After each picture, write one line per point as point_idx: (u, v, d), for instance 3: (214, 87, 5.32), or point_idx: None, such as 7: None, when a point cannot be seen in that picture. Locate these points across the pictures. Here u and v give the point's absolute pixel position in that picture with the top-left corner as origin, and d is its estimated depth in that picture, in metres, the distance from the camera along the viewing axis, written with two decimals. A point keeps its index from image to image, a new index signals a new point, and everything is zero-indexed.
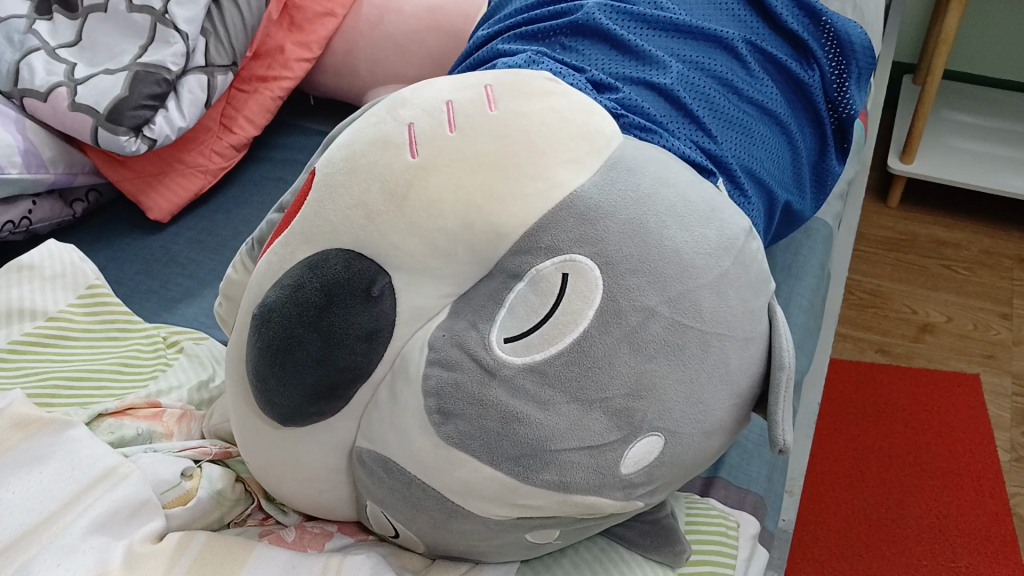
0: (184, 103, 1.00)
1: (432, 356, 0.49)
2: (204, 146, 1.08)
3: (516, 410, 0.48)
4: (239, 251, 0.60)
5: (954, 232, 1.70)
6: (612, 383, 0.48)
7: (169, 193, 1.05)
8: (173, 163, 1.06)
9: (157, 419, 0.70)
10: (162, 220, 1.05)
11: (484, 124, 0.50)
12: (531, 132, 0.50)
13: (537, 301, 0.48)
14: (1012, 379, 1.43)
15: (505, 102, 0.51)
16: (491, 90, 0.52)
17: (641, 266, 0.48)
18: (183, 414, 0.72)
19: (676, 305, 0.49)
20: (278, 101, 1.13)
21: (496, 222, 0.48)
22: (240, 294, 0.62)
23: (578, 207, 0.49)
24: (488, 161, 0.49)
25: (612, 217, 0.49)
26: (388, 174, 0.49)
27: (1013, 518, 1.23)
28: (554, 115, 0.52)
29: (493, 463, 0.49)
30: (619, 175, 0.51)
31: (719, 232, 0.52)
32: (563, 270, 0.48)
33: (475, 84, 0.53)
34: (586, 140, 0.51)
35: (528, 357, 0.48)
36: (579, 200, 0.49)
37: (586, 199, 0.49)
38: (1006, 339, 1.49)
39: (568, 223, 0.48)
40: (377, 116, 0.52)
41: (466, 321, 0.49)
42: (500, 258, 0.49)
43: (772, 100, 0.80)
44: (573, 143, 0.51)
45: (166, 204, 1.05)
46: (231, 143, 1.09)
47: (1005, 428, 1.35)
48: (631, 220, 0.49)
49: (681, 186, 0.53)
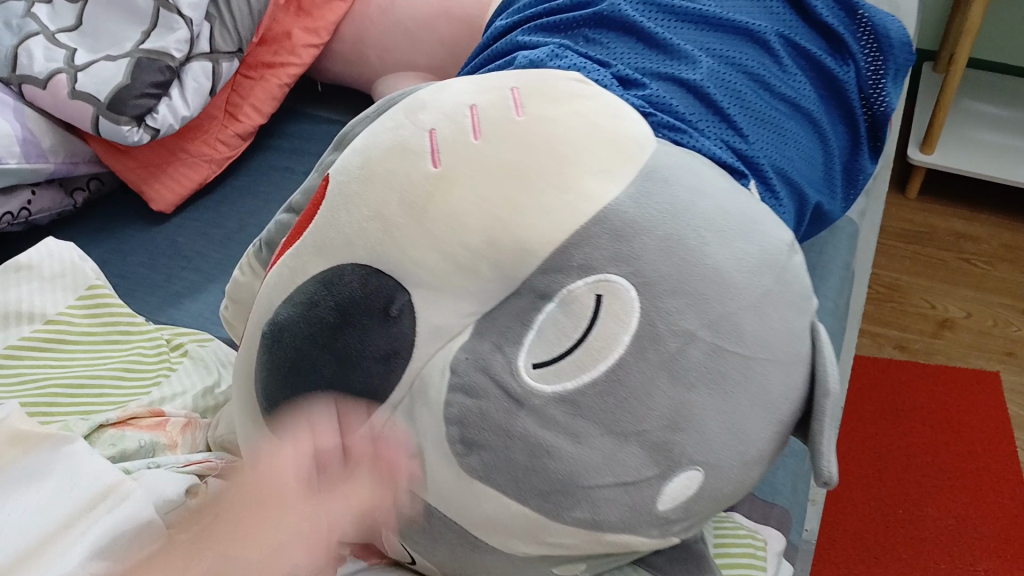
0: (188, 92, 0.97)
1: (454, 381, 0.45)
2: (208, 134, 1.04)
3: (546, 443, 0.44)
4: (245, 252, 0.59)
5: (974, 225, 1.69)
6: (649, 415, 0.44)
7: (173, 183, 1.02)
8: (177, 152, 1.02)
9: (160, 429, 0.67)
10: (165, 211, 1.02)
11: (509, 131, 0.47)
12: (562, 140, 0.47)
13: (569, 324, 0.44)
14: None
15: (531, 106, 0.48)
16: (517, 93, 0.49)
17: (680, 287, 0.45)
18: (187, 423, 0.68)
19: (717, 329, 0.45)
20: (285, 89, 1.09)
21: (522, 238, 0.45)
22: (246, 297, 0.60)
23: (613, 222, 0.45)
24: (513, 171, 0.45)
25: (649, 232, 0.45)
26: (406, 184, 0.46)
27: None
28: (582, 120, 0.48)
29: (520, 498, 0.45)
30: (655, 187, 0.47)
31: (761, 247, 0.48)
32: (597, 291, 0.44)
33: (498, 88, 0.49)
34: (614, 147, 0.47)
35: (558, 386, 0.44)
36: (614, 215, 0.45)
37: (620, 214, 0.45)
38: None
39: (601, 240, 0.45)
40: (394, 120, 0.49)
41: (492, 331, 0.46)
42: (527, 276, 0.45)
43: (805, 97, 0.76)
44: (604, 152, 0.47)
45: (169, 195, 1.02)
46: (236, 132, 1.06)
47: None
48: (669, 236, 0.45)
49: (720, 198, 0.49)
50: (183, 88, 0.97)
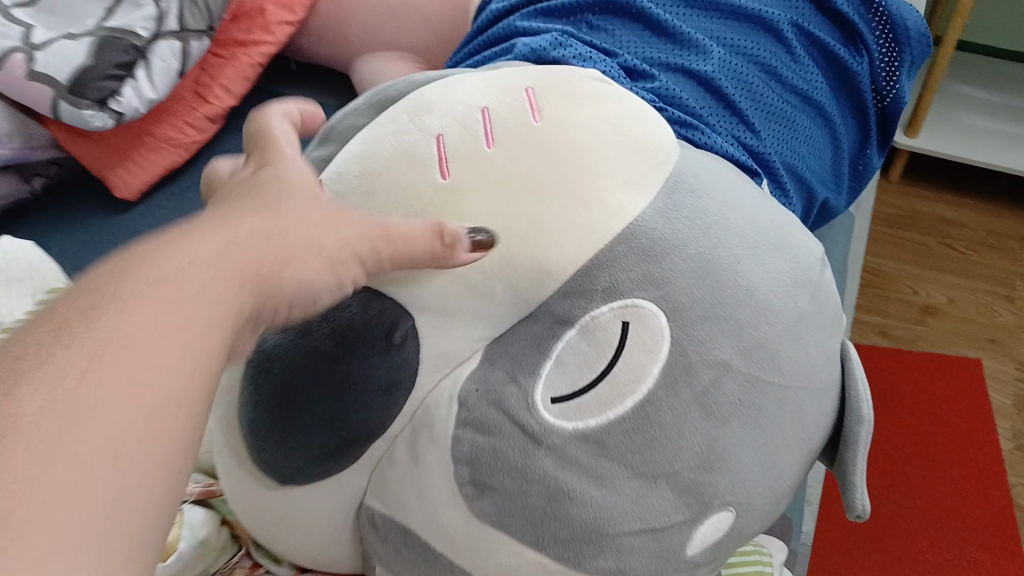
0: (155, 72, 0.90)
1: (464, 416, 0.41)
2: (175, 117, 0.98)
3: (566, 486, 0.39)
4: None
5: (959, 210, 1.67)
6: (680, 455, 0.40)
7: (137, 169, 0.95)
8: (143, 135, 0.96)
9: None
10: (129, 198, 0.95)
11: (525, 137, 0.42)
12: (583, 147, 0.42)
13: (592, 355, 0.40)
14: (1015, 365, 1.40)
15: (550, 109, 0.43)
16: (532, 95, 0.44)
17: (713, 312, 0.41)
18: None
19: (753, 358, 0.41)
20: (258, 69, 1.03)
21: (543, 259, 0.40)
22: None
23: (640, 240, 0.41)
24: (531, 182, 0.41)
25: (680, 251, 0.41)
26: (411, 197, 0.41)
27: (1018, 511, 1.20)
28: (605, 126, 0.43)
29: (537, 546, 0.40)
30: (683, 200, 0.43)
31: (795, 264, 0.44)
32: (623, 317, 0.40)
33: (512, 88, 0.45)
34: (637, 154, 0.43)
35: (580, 423, 0.40)
36: (642, 232, 0.41)
37: (649, 231, 0.41)
38: (1008, 322, 1.47)
39: (628, 260, 0.41)
40: (396, 122, 0.44)
41: (505, 358, 0.42)
42: (544, 300, 0.41)
43: (818, 90, 0.72)
44: (627, 160, 0.42)
45: (133, 181, 0.95)
46: (205, 114, 1.00)
47: (1006, 416, 1.33)
48: (701, 256, 0.41)
49: (752, 210, 0.45)
50: (150, 68, 0.90)
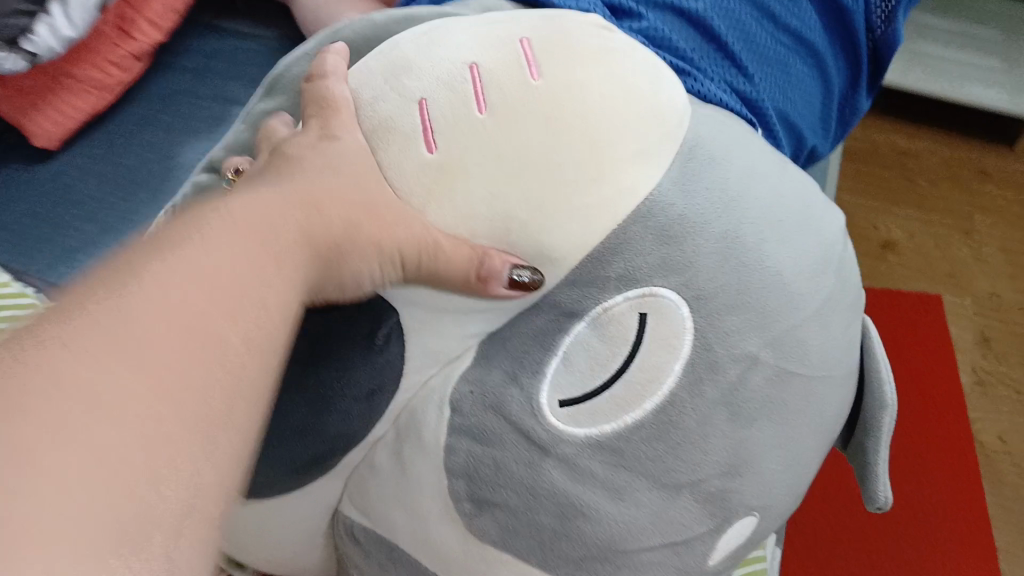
0: (71, 6, 0.77)
1: (457, 423, 0.36)
2: (92, 52, 0.84)
3: (579, 501, 0.35)
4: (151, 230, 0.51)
5: (915, 141, 1.65)
6: (705, 463, 0.36)
7: (54, 114, 0.84)
8: (59, 76, 0.84)
9: None
10: (48, 147, 0.84)
11: (524, 100, 0.36)
12: (591, 110, 0.36)
13: (605, 351, 0.35)
14: (973, 300, 1.40)
15: (549, 64, 0.37)
16: (529, 49, 0.37)
17: (739, 301, 0.36)
18: None
19: (780, 349, 0.37)
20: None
21: (545, 244, 0.35)
22: None
23: (658, 219, 0.36)
24: (534, 155, 0.35)
25: (701, 232, 0.36)
26: (393, 172, 0.36)
27: (977, 446, 1.21)
28: (616, 85, 0.37)
29: (546, 567, 0.37)
30: (701, 170, 0.38)
31: (821, 240, 0.40)
32: (640, 309, 0.35)
33: (506, 39, 0.38)
34: (652, 116, 0.37)
35: (591, 428, 0.35)
36: (657, 209, 0.36)
37: (666, 209, 0.36)
38: (967, 257, 1.46)
39: (645, 242, 0.36)
40: (371, 79, 0.38)
41: (507, 351, 0.37)
42: (550, 290, 0.36)
43: (811, 29, 0.67)
44: (639, 124, 0.37)
45: (52, 128, 0.84)
46: (131, 52, 0.87)
47: (965, 351, 1.33)
48: (723, 235, 0.37)
49: (773, 178, 0.40)
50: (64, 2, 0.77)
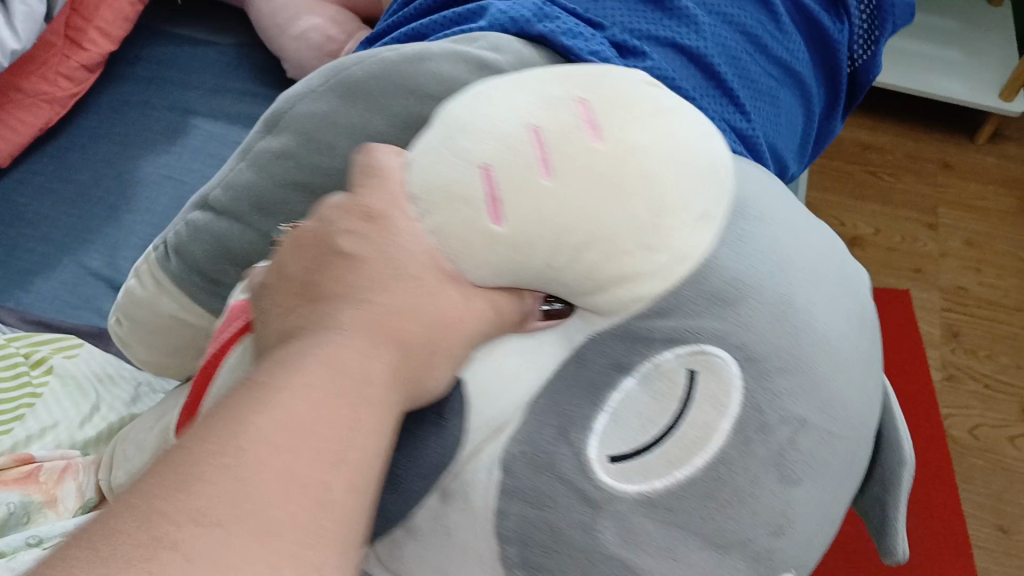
0: (15, 18, 0.88)
1: (507, 483, 0.37)
2: (48, 69, 0.99)
3: (634, 563, 0.36)
4: (145, 257, 0.53)
5: (876, 133, 1.67)
6: (754, 522, 0.37)
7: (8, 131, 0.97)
8: (12, 91, 0.97)
9: (30, 484, 0.68)
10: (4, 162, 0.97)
11: (590, 166, 0.36)
12: (660, 181, 0.37)
13: (658, 408, 0.37)
14: (942, 294, 1.41)
15: (611, 125, 0.38)
16: (588, 111, 0.38)
17: (789, 364, 0.38)
18: (67, 467, 0.70)
19: (824, 413, 0.39)
20: (136, 6, 1.07)
21: (599, 299, 0.37)
22: (140, 315, 0.55)
23: (712, 284, 0.38)
24: (602, 228, 0.36)
25: (755, 295, 0.38)
26: (453, 231, 0.37)
27: (950, 443, 1.22)
28: (680, 150, 0.38)
29: None
30: (743, 232, 0.40)
31: (852, 296, 0.43)
32: (691, 366, 0.37)
33: (562, 99, 0.39)
34: (713, 178, 0.39)
35: (643, 484, 0.36)
36: (711, 273, 0.38)
37: (720, 273, 0.38)
38: (933, 251, 1.47)
39: (696, 305, 0.38)
40: (429, 145, 0.39)
41: (550, 407, 0.37)
42: (591, 336, 0.38)
43: (800, 61, 0.67)
44: (701, 189, 0.38)
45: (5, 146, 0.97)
46: (79, 62, 1.02)
47: (935, 345, 1.34)
48: (777, 302, 0.39)
49: (806, 238, 0.43)
50: (10, 16, 0.87)
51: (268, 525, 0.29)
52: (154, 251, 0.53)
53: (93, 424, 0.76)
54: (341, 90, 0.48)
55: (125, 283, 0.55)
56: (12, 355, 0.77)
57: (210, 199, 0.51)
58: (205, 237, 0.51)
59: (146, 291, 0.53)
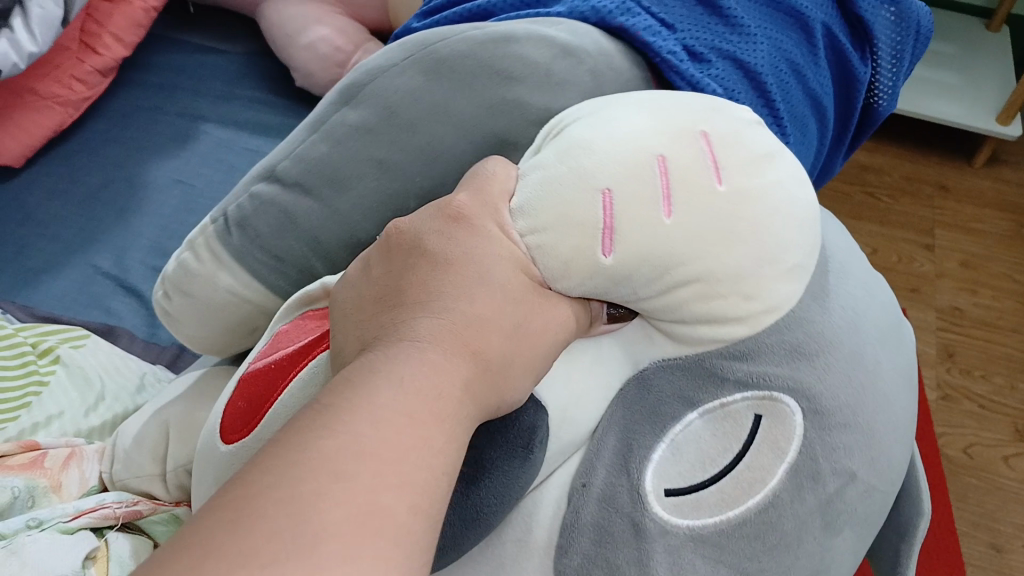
0: (34, 23, 0.89)
1: (569, 518, 0.40)
2: (61, 73, 1.01)
3: None
4: (203, 229, 0.55)
5: (873, 156, 1.70)
6: (794, 567, 0.39)
7: (19, 133, 0.98)
8: (24, 94, 0.99)
9: (36, 470, 0.65)
10: (15, 163, 0.98)
11: (707, 208, 0.39)
12: (760, 228, 0.39)
13: (719, 446, 0.40)
14: (937, 313, 1.44)
15: (731, 170, 0.40)
16: (712, 147, 0.41)
17: (852, 422, 0.41)
18: (70, 455, 0.67)
19: (874, 470, 0.42)
20: (151, 14, 1.08)
21: (688, 332, 0.41)
22: (194, 286, 0.56)
23: (797, 335, 0.41)
24: (707, 267, 0.39)
25: (833, 349, 0.41)
26: (567, 256, 0.39)
27: (944, 461, 1.24)
28: (785, 195, 0.41)
29: None
30: (823, 285, 0.43)
31: (904, 356, 0.47)
32: (756, 410, 0.40)
33: (686, 130, 0.41)
34: (810, 226, 0.42)
35: (694, 520, 0.39)
36: (796, 321, 0.41)
37: (803, 322, 0.41)
38: (929, 272, 1.50)
39: (778, 352, 0.40)
40: (551, 164, 0.41)
41: (615, 445, 0.41)
42: (642, 368, 0.43)
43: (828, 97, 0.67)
44: (801, 242, 0.41)
45: (16, 146, 0.97)
46: (92, 67, 1.03)
47: (931, 365, 1.36)
48: (852, 357, 0.42)
49: (875, 297, 0.46)
50: (28, 19, 0.89)
51: (377, 506, 0.28)
52: (212, 226, 0.55)
53: (99, 413, 0.74)
54: (422, 68, 0.50)
55: (179, 255, 0.57)
56: (21, 344, 0.77)
57: (279, 170, 0.52)
58: (276, 212, 0.52)
59: (203, 266, 0.55)
